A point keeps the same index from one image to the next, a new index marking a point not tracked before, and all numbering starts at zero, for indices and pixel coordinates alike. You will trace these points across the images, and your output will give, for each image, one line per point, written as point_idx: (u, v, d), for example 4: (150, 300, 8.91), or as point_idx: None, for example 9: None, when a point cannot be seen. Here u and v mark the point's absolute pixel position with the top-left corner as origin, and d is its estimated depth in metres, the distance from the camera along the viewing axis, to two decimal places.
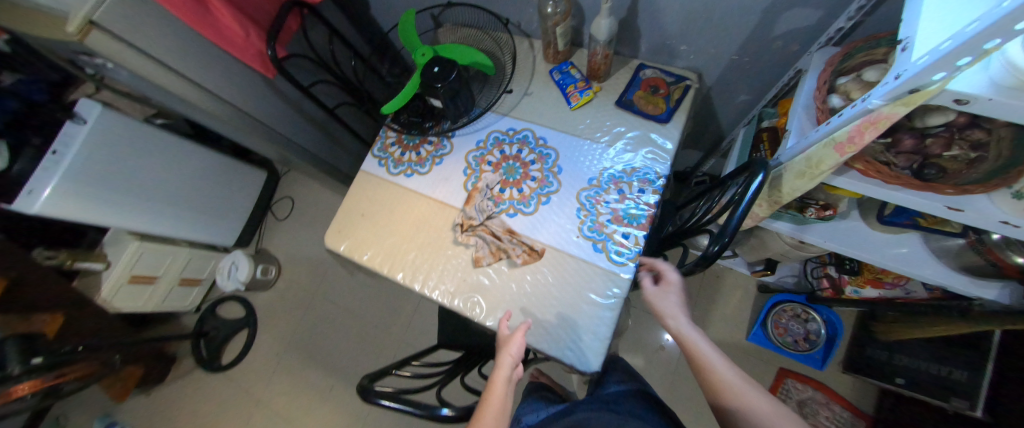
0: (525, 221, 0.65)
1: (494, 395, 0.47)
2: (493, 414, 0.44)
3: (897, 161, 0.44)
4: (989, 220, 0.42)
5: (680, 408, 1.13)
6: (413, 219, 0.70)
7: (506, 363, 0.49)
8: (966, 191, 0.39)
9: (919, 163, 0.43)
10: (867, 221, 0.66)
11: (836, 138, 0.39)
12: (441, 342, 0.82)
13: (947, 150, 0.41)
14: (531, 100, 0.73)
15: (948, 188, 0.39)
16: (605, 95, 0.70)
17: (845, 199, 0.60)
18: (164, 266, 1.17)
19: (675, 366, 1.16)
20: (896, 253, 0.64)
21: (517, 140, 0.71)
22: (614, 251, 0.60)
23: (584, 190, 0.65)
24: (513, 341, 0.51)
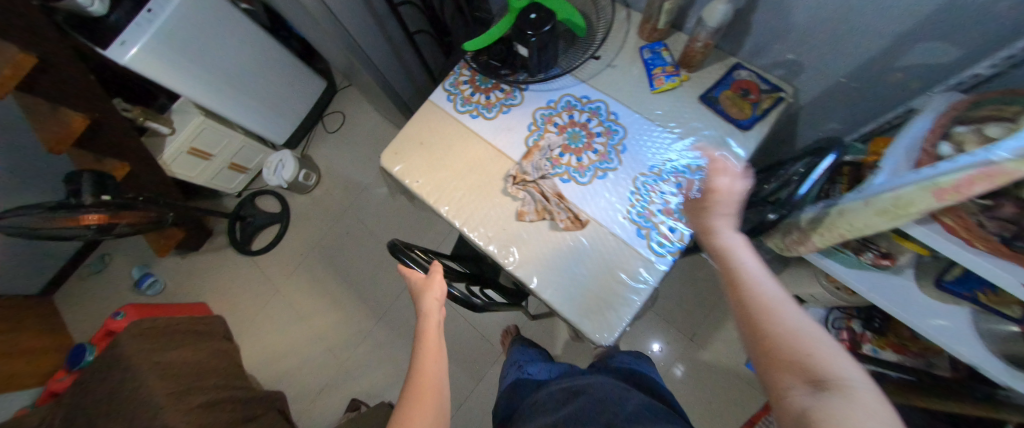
0: (575, 189, 0.66)
1: (429, 339, 0.50)
2: (432, 354, 0.49)
3: (989, 225, 0.40)
4: None
5: None
6: (468, 159, 0.71)
7: (434, 307, 0.51)
8: None
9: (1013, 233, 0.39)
10: (920, 283, 0.64)
11: (938, 181, 0.36)
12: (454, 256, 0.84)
13: None
14: (613, 72, 0.71)
15: None
16: (691, 86, 0.68)
17: (908, 253, 0.58)
18: (220, 146, 1.24)
19: (665, 369, 1.19)
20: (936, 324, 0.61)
21: (588, 109, 0.70)
22: (656, 242, 0.60)
23: (642, 176, 0.64)
24: (436, 287, 0.53)
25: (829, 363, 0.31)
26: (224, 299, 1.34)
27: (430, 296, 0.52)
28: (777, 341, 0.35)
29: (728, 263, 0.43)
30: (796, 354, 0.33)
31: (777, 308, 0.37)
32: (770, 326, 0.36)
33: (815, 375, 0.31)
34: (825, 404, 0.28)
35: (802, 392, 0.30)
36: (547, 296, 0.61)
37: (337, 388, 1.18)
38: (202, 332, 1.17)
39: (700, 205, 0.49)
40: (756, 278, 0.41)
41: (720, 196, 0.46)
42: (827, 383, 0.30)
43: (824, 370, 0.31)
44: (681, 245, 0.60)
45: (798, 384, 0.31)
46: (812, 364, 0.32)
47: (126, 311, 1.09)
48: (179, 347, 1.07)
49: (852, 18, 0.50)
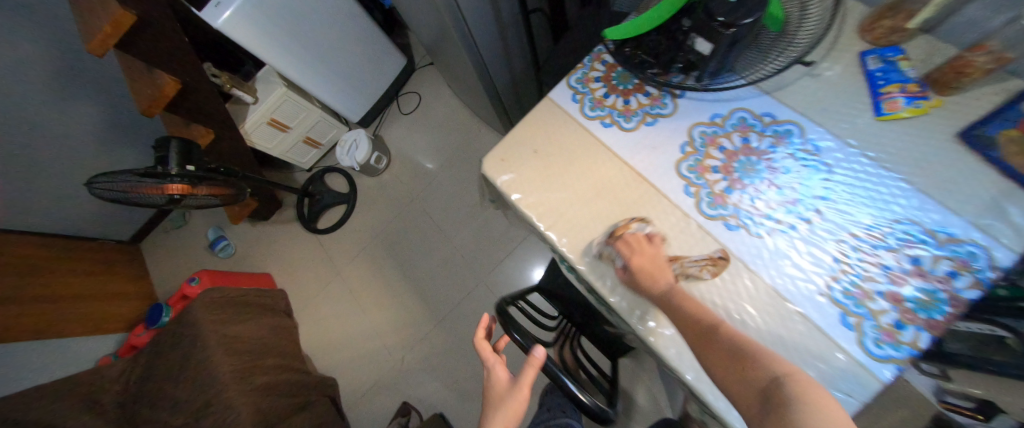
0: (746, 243, 0.49)
1: None
2: None
3: None
4: None
5: None
6: (597, 180, 0.56)
7: None
8: None
9: None
10: None
11: None
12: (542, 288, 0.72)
13: None
14: (814, 85, 0.52)
15: None
16: (944, 115, 0.47)
17: None
18: (298, 119, 1.19)
19: None
20: None
21: (772, 132, 0.51)
22: (872, 337, 0.43)
23: (852, 237, 0.46)
24: (511, 408, 0.41)
25: (761, 368, 0.35)
26: (287, 273, 1.33)
27: (504, 416, 0.41)
28: (725, 360, 0.36)
29: (672, 301, 0.43)
30: (738, 360, 0.36)
31: (714, 326, 0.39)
32: (721, 347, 0.37)
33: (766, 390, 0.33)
34: (785, 419, 0.30)
35: (757, 407, 0.33)
36: (702, 391, 0.46)
37: (389, 386, 1.13)
38: (266, 306, 1.16)
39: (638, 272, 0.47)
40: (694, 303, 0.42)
41: (648, 258, 0.47)
42: (776, 390, 0.32)
43: (760, 375, 0.34)
44: (913, 351, 0.41)
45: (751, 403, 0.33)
46: (751, 376, 0.34)
47: (200, 277, 1.09)
48: (245, 321, 1.06)
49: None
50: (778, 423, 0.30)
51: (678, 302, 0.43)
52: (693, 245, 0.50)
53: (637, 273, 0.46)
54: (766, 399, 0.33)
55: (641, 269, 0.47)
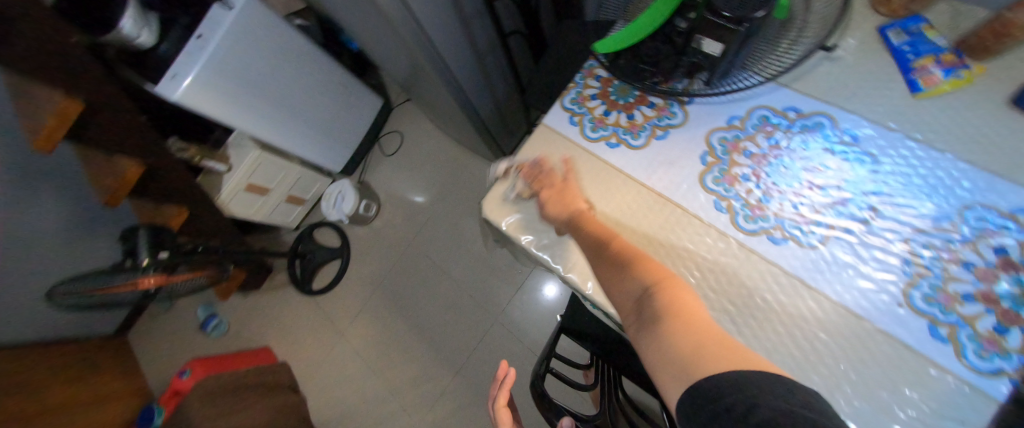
0: (798, 256, 0.43)
1: None
2: None
3: None
4: None
5: None
6: (614, 208, 0.50)
7: None
8: None
9: None
10: None
11: None
12: (565, 328, 0.66)
13: None
14: (834, 70, 0.48)
15: None
16: (988, 83, 0.42)
17: None
18: (277, 179, 1.13)
19: None
20: None
21: (800, 127, 0.47)
22: (975, 347, 0.36)
23: (920, 232, 0.40)
24: None
25: (634, 279, 0.41)
26: (288, 342, 1.24)
27: None
28: (618, 271, 0.42)
29: (576, 228, 0.47)
30: (624, 278, 0.41)
31: (609, 245, 0.43)
32: (613, 264, 0.42)
33: (639, 299, 0.39)
34: (655, 330, 0.36)
35: (633, 311, 0.40)
36: None
37: None
38: (267, 386, 1.07)
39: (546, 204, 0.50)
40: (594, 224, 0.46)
41: (553, 190, 0.49)
42: (645, 300, 0.39)
43: (635, 288, 0.40)
44: None
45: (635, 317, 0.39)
46: (628, 286, 0.41)
47: (192, 368, 1.00)
48: (246, 408, 0.96)
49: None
50: (651, 332, 0.37)
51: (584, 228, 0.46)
52: (739, 267, 0.44)
53: (548, 204, 0.49)
54: (640, 308, 0.39)
55: (550, 207, 0.48)
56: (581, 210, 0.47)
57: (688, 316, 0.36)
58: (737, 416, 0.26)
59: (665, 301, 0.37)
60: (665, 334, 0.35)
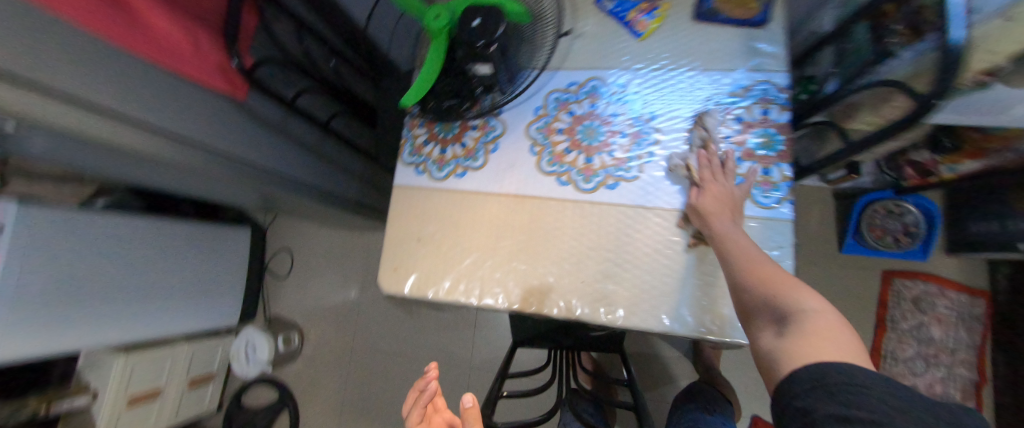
0: (632, 189, 0.52)
1: None
2: None
3: None
4: None
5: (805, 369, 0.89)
6: (486, 227, 0.55)
7: None
8: None
9: None
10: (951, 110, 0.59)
11: None
12: (515, 343, 0.69)
13: None
14: (587, 41, 0.58)
15: None
16: (677, 12, 0.56)
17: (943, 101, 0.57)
18: (165, 373, 0.97)
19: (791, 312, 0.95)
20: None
21: (586, 94, 0.56)
22: (758, 192, 0.48)
23: (693, 131, 0.52)
24: None
25: (790, 299, 0.34)
26: None
27: None
28: (759, 284, 0.37)
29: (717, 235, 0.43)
30: (767, 297, 0.36)
31: (758, 267, 0.38)
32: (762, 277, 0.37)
33: (778, 313, 0.34)
34: (779, 344, 0.32)
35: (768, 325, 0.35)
36: (692, 331, 0.47)
37: None
38: None
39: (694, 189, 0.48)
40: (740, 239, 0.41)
41: (710, 190, 0.46)
42: (786, 320, 0.33)
43: (785, 306, 0.34)
44: (787, 183, 0.48)
45: (763, 323, 0.35)
46: (781, 302, 0.35)
47: None
48: None
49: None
50: (772, 347, 0.32)
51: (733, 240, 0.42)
52: (600, 220, 0.52)
53: (705, 201, 0.45)
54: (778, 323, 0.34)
55: (707, 209, 0.45)
56: (732, 229, 0.43)
57: (835, 340, 0.30)
58: (841, 399, 0.24)
59: (817, 325, 0.31)
60: (790, 342, 0.31)
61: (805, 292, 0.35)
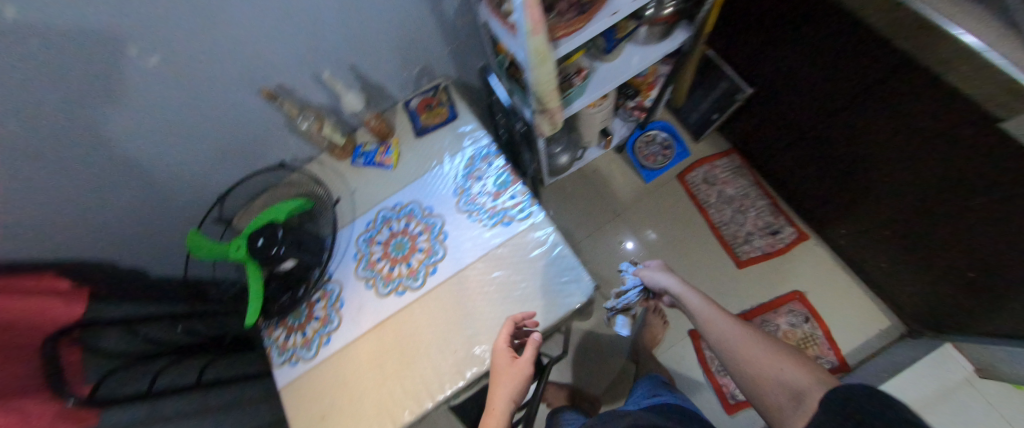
0: (446, 264, 0.67)
1: (500, 385, 0.54)
2: (501, 386, 0.54)
3: (571, 12, 0.61)
4: (611, 14, 0.64)
5: (691, 272, 1.08)
6: (368, 365, 0.63)
7: (506, 383, 0.54)
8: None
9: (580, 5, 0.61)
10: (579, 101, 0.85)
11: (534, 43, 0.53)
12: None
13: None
14: (361, 190, 0.75)
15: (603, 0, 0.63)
16: (404, 139, 0.78)
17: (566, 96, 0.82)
18: None
19: (658, 242, 1.13)
20: (627, 65, 0.86)
21: (381, 223, 0.72)
22: (515, 213, 0.67)
23: (459, 202, 0.71)
24: (513, 377, 0.54)
25: (796, 375, 0.49)
26: None
27: (513, 380, 0.54)
28: (757, 364, 0.54)
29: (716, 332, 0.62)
30: (775, 379, 0.51)
31: (751, 349, 0.56)
32: (758, 357, 0.55)
33: (789, 390, 0.48)
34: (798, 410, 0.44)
35: (788, 406, 0.47)
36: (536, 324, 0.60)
37: None
38: None
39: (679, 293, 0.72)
40: (728, 331, 0.60)
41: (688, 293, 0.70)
42: (798, 396, 0.46)
43: (793, 379, 0.49)
44: (527, 196, 0.68)
45: (779, 397, 0.49)
46: (786, 379, 0.50)
47: None
48: None
49: (411, 21, 0.67)
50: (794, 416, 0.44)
51: (720, 329, 0.61)
52: (440, 299, 0.65)
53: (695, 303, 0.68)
54: (794, 399, 0.47)
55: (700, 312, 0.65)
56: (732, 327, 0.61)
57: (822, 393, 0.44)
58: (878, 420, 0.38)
59: (814, 397, 0.44)
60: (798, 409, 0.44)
61: (801, 369, 0.50)
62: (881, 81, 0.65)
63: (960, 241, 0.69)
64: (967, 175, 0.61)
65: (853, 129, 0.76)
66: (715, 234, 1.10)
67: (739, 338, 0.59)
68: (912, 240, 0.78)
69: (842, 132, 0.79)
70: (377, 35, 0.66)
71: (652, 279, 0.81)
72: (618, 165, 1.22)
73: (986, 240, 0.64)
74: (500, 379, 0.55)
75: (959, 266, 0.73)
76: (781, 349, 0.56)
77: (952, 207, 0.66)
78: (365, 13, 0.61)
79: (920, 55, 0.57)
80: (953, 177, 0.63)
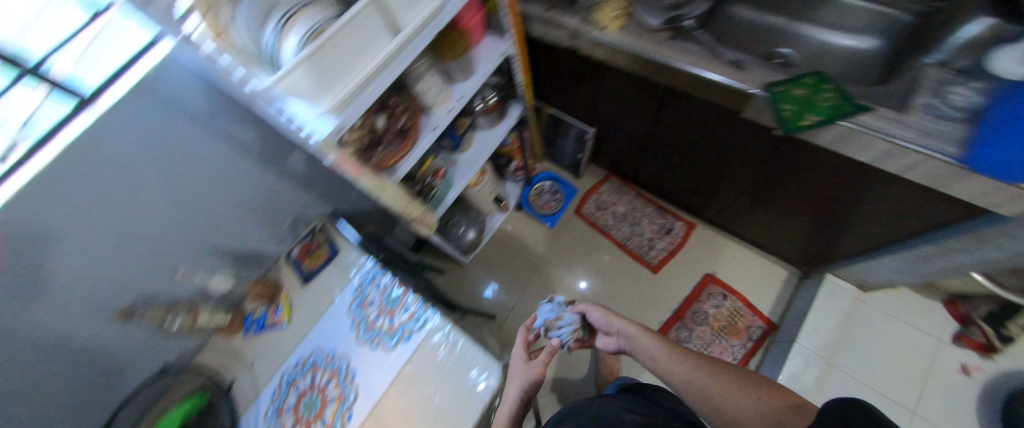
0: (360, 403, 0.65)
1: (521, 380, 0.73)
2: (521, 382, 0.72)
3: (393, 139, 0.70)
4: (431, 128, 0.76)
5: (618, 294, 1.15)
6: None
7: (519, 381, 0.72)
8: (415, 119, 0.73)
9: (399, 131, 0.71)
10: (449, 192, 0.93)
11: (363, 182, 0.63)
12: None
13: (400, 118, 0.71)
14: (259, 358, 0.72)
15: (415, 119, 0.73)
16: (292, 290, 0.78)
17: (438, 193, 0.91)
18: None
19: (581, 276, 1.20)
20: (481, 149, 0.98)
21: (286, 387, 0.69)
22: (413, 325, 0.70)
23: (358, 335, 0.71)
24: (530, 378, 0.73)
25: (772, 404, 0.59)
26: None
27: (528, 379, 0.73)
28: (736, 401, 0.62)
29: (688, 377, 0.69)
30: (758, 413, 0.59)
31: (726, 386, 0.65)
32: (736, 393, 0.63)
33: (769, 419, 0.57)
34: None
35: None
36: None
37: None
38: None
39: (637, 338, 0.81)
40: (697, 373, 0.69)
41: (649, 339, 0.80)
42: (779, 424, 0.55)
43: (774, 407, 0.58)
44: (420, 304, 0.72)
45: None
46: (762, 409, 0.59)
47: None
48: None
49: (262, 189, 0.72)
50: None
51: (689, 370, 0.70)
52: None
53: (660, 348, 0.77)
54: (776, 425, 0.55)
55: (665, 359, 0.74)
56: (700, 366, 0.70)
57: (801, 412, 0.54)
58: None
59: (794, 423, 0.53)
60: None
61: (771, 398, 0.60)
62: (675, 98, 0.80)
63: (789, 189, 0.84)
64: (771, 143, 0.75)
65: (675, 133, 0.92)
66: (623, 250, 1.20)
67: (708, 377, 0.67)
68: (761, 197, 0.93)
69: (669, 137, 0.95)
70: (231, 214, 0.69)
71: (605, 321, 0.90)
72: (523, 221, 1.32)
73: (805, 183, 0.79)
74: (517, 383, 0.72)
75: (799, 209, 0.87)
76: (738, 379, 0.66)
77: (777, 164, 0.80)
78: (208, 204, 0.64)
79: (683, 83, 0.75)
80: (755, 147, 0.78)
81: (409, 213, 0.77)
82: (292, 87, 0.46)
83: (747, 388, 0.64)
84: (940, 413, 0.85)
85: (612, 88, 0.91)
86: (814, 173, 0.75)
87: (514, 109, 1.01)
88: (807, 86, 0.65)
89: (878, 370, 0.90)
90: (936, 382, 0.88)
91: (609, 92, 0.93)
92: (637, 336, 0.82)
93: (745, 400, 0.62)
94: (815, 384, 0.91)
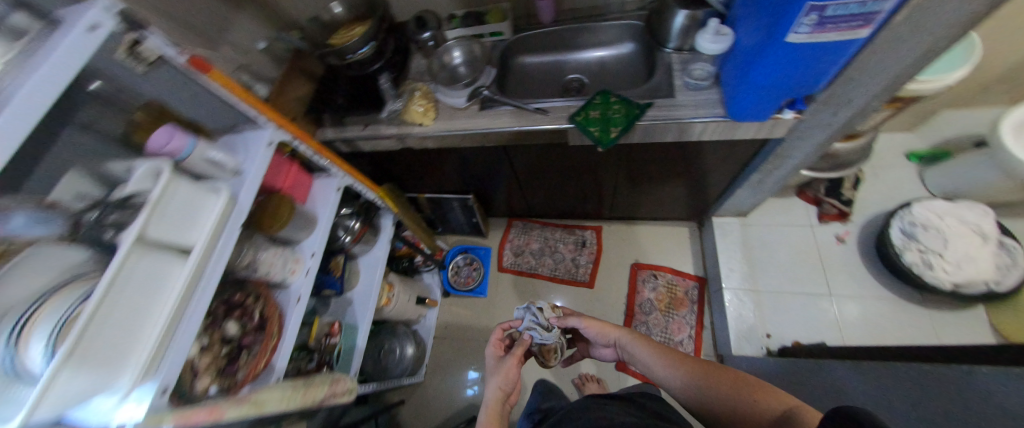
0: None
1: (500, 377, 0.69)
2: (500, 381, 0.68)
3: (253, 336, 0.61)
4: (295, 296, 0.69)
5: None
6: None
7: (497, 383, 0.68)
8: (267, 301, 0.65)
9: (257, 325, 0.62)
10: (357, 338, 0.85)
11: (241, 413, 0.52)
12: None
13: (247, 310, 0.62)
14: None
15: (266, 300, 0.65)
16: None
17: (346, 345, 0.83)
18: None
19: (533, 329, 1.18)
20: (370, 275, 0.92)
21: None
22: None
23: None
24: (508, 375, 0.69)
25: (774, 405, 0.50)
26: None
27: (503, 377, 0.69)
28: (744, 401, 0.53)
29: (699, 385, 0.59)
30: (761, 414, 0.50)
31: (734, 389, 0.55)
32: (745, 395, 0.54)
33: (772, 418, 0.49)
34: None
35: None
36: None
37: None
38: None
39: (634, 351, 0.71)
40: (711, 377, 0.59)
41: (648, 350, 0.70)
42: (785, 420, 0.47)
43: (775, 407, 0.50)
44: None
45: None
46: (763, 409, 0.51)
47: None
48: None
49: None
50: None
51: (698, 376, 0.60)
52: None
53: (661, 361, 0.67)
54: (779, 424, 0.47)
55: (667, 371, 0.65)
56: (710, 373, 0.60)
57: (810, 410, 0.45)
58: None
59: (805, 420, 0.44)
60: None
61: (775, 398, 0.51)
62: (513, 150, 0.86)
63: (640, 174, 0.94)
64: (604, 153, 0.83)
65: (533, 172, 0.98)
66: (556, 282, 1.22)
67: (721, 381, 0.58)
68: (628, 187, 1.02)
69: (532, 176, 1.00)
70: None
71: (598, 334, 0.78)
72: (456, 306, 1.27)
73: (648, 167, 0.89)
74: (496, 380, 0.69)
75: (659, 183, 0.98)
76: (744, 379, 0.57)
77: (619, 163, 0.89)
78: None
79: (509, 140, 0.80)
80: (597, 158, 0.86)
81: (314, 397, 0.66)
82: (65, 399, 0.35)
83: (751, 385, 0.55)
84: (847, 284, 0.99)
85: (461, 162, 0.94)
86: (649, 160, 0.85)
87: (386, 220, 0.99)
88: (597, 105, 0.74)
89: (790, 274, 1.02)
90: (831, 260, 1.02)
91: (461, 165, 0.96)
92: (635, 348, 0.71)
93: (752, 403, 0.53)
94: (756, 313, 0.99)
